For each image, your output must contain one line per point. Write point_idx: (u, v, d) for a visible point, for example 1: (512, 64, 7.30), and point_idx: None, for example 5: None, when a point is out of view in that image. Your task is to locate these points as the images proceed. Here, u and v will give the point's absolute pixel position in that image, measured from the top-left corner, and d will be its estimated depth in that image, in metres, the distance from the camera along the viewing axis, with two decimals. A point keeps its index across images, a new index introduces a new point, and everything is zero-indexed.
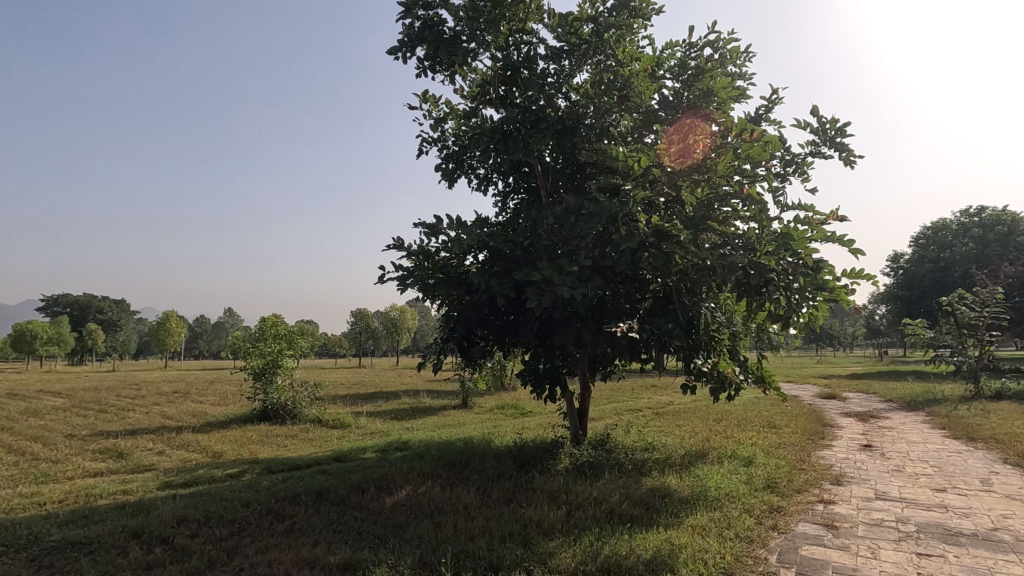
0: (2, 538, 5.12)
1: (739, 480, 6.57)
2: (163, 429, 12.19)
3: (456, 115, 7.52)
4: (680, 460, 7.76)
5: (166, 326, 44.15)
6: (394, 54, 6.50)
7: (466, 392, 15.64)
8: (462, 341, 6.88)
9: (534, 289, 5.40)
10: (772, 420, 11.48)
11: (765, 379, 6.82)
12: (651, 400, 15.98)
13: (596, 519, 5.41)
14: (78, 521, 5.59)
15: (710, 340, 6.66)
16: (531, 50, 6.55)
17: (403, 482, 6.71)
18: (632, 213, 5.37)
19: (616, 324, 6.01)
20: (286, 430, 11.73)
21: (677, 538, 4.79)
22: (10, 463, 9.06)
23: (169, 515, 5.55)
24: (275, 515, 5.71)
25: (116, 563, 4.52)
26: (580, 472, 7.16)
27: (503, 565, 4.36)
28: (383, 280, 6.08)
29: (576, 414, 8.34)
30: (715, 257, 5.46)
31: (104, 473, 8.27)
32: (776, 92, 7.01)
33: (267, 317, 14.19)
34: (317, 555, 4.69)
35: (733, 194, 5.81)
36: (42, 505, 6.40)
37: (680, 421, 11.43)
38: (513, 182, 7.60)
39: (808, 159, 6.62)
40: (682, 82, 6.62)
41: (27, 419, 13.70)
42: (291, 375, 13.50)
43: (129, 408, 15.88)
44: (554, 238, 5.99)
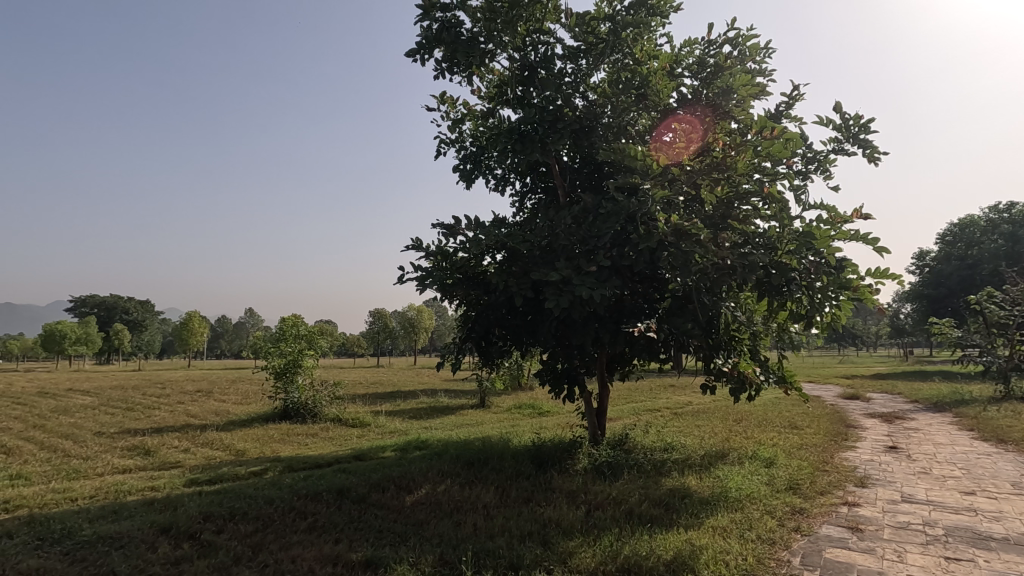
0: (37, 532, 5.29)
1: (761, 481, 6.50)
2: (188, 427, 12.46)
3: (473, 115, 7.55)
4: (700, 460, 7.71)
5: (189, 327, 44.99)
6: (412, 56, 6.56)
7: (484, 391, 15.75)
8: (480, 340, 6.94)
9: (552, 289, 5.40)
10: (793, 420, 11.34)
11: (786, 379, 6.69)
12: (670, 400, 15.85)
13: (615, 519, 5.40)
14: (109, 517, 5.75)
15: (730, 340, 6.63)
16: (549, 50, 6.54)
17: (422, 481, 6.77)
18: (651, 212, 5.36)
19: (634, 324, 6.00)
20: (307, 428, 11.92)
21: (698, 539, 4.76)
22: (42, 459, 9.33)
23: (195, 511, 5.68)
24: (297, 512, 5.81)
25: (146, 558, 4.65)
26: (599, 472, 7.15)
27: (524, 564, 4.39)
28: (402, 280, 6.14)
29: (594, 414, 8.32)
30: (735, 255, 5.46)
31: (132, 469, 8.48)
32: (797, 88, 6.92)
33: (287, 317, 14.43)
34: (339, 552, 4.76)
35: (753, 192, 5.75)
36: (74, 500, 6.60)
37: (699, 421, 11.35)
38: (530, 182, 7.61)
39: (831, 156, 6.52)
40: (701, 80, 6.58)
41: (59, 417, 14.13)
42: (311, 374, 13.71)
43: (154, 406, 16.22)
44: (572, 238, 6.00)
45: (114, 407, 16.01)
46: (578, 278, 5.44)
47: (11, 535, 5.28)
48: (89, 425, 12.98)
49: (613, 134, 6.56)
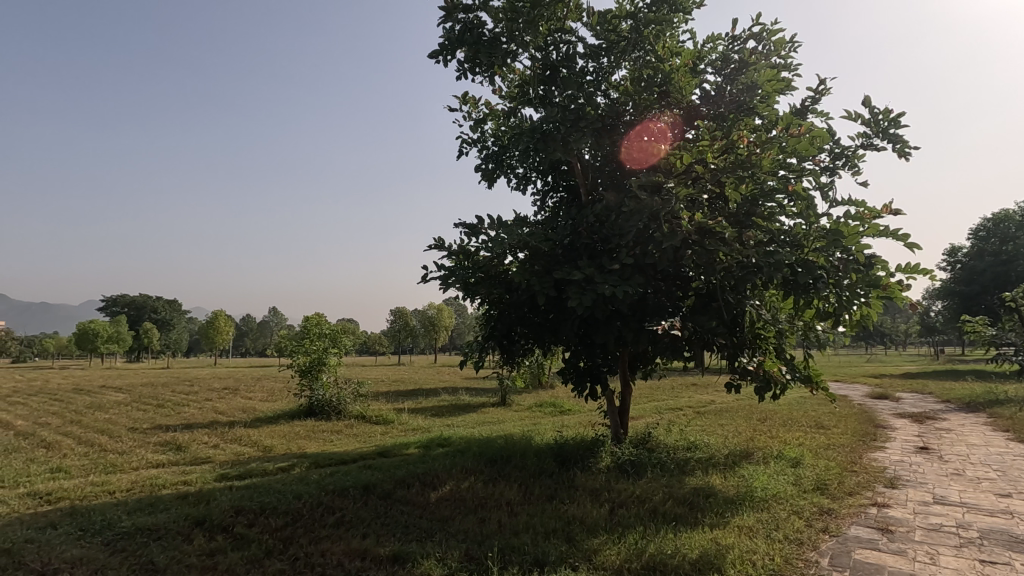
0: (79, 523, 5.50)
1: (787, 481, 6.43)
2: (217, 424, 12.77)
3: (495, 115, 7.59)
4: (724, 459, 7.64)
5: (216, 326, 46.07)
6: (435, 57, 6.63)
7: (505, 389, 15.81)
8: (502, 339, 7.01)
9: (575, 289, 5.41)
10: (820, 420, 11.15)
11: (813, 379, 6.55)
12: (692, 398, 15.72)
13: (640, 517, 5.41)
14: (146, 509, 5.95)
15: (755, 338, 6.56)
16: (570, 49, 6.56)
17: (446, 477, 6.86)
18: (675, 211, 5.35)
19: (658, 322, 5.90)
20: (331, 425, 12.12)
21: (724, 538, 4.74)
22: (80, 453, 9.66)
23: (227, 505, 5.84)
24: (325, 507, 5.93)
25: (183, 549, 4.81)
26: (622, 470, 7.15)
27: (548, 561, 4.43)
28: (425, 280, 6.22)
29: (616, 412, 8.29)
30: (760, 254, 5.36)
31: (165, 464, 8.74)
32: (823, 83, 6.83)
33: (311, 316, 14.71)
34: (367, 546, 4.86)
35: (780, 189, 5.63)
36: (112, 493, 6.84)
37: (723, 421, 11.21)
38: (551, 181, 7.63)
39: (859, 151, 6.41)
40: (724, 76, 6.53)
41: (94, 413, 14.61)
42: (335, 372, 13.94)
43: (185, 403, 16.67)
44: (595, 236, 6.24)
45: (147, 404, 16.49)
46: (601, 277, 5.46)
47: (54, 525, 5.50)
48: (123, 420, 13.38)
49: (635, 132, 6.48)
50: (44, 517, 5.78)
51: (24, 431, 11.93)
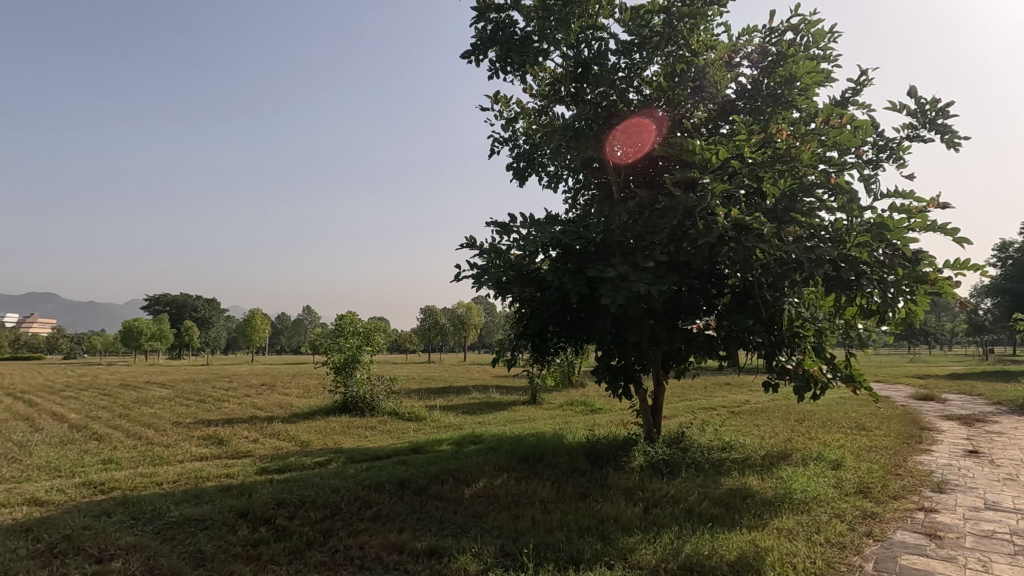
0: (131, 511, 5.76)
1: (828, 483, 6.27)
2: (256, 418, 13.18)
3: (526, 114, 7.60)
4: (761, 460, 7.49)
5: (253, 325, 47.39)
6: (467, 58, 6.67)
7: (536, 387, 15.88)
8: (535, 337, 7.04)
9: (608, 286, 5.40)
10: (861, 421, 10.82)
11: (855, 378, 6.36)
12: (725, 398, 15.48)
13: (675, 517, 5.36)
14: (192, 500, 6.19)
15: (794, 337, 6.40)
16: (602, 46, 6.50)
17: (479, 474, 6.93)
18: (710, 206, 5.28)
19: (692, 320, 5.82)
20: (365, 421, 12.35)
21: (763, 540, 4.66)
22: (130, 446, 10.11)
23: (269, 497, 6.03)
24: (362, 501, 6.06)
25: (228, 539, 4.99)
26: (655, 470, 7.07)
27: (584, 558, 4.43)
28: (457, 277, 6.31)
29: (648, 411, 8.22)
30: (801, 249, 5.24)
31: (208, 457, 9.07)
32: (865, 74, 6.63)
33: (346, 314, 15.07)
34: (404, 540, 4.95)
35: (820, 184, 5.48)
36: (160, 484, 7.13)
37: (758, 421, 11.00)
38: (583, 179, 7.65)
39: (905, 143, 6.20)
40: (761, 69, 6.47)
41: (140, 407, 15.25)
42: (369, 369, 14.19)
43: (225, 399, 17.24)
44: (627, 232, 6.06)
45: (189, 400, 17.12)
46: (634, 274, 5.43)
47: (108, 513, 5.78)
48: (168, 415, 13.93)
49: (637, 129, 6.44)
50: (99, 506, 6.08)
51: (78, 424, 12.52)
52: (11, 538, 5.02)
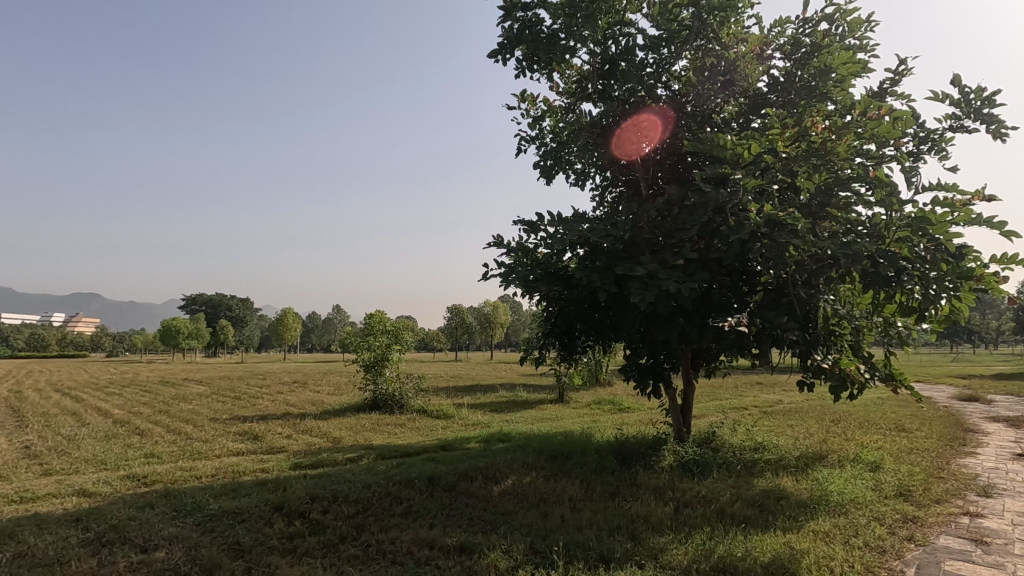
0: (172, 504, 5.98)
1: (866, 486, 6.10)
2: (289, 415, 13.50)
3: (554, 112, 7.59)
4: (796, 461, 7.32)
5: (285, 324, 48.48)
6: (495, 57, 6.70)
7: (563, 386, 15.85)
8: (563, 336, 7.02)
9: (637, 284, 5.35)
10: (900, 422, 10.49)
11: (894, 377, 6.16)
12: (757, 398, 15.19)
13: (706, 517, 5.28)
14: (230, 493, 6.38)
15: (830, 335, 6.24)
16: (630, 42, 6.44)
17: (508, 472, 6.95)
18: (742, 202, 5.17)
19: (724, 318, 5.72)
20: (395, 419, 12.52)
21: (798, 543, 4.56)
22: (170, 440, 10.48)
23: (303, 492, 6.17)
24: (393, 497, 6.15)
25: (265, 532, 5.13)
26: (685, 470, 6.98)
27: (614, 557, 4.42)
28: (485, 276, 6.35)
29: (678, 410, 8.12)
30: (837, 245, 5.10)
31: (244, 452, 9.33)
32: (904, 63, 6.43)
33: (375, 313, 15.31)
34: (435, 535, 5.01)
35: (857, 177, 5.33)
36: (199, 477, 7.37)
37: (792, 421, 10.77)
38: (611, 176, 7.60)
39: (947, 134, 5.98)
40: (794, 61, 6.32)
41: (179, 404, 15.78)
42: (397, 367, 14.37)
43: (259, 396, 17.70)
44: (656, 230, 5.96)
45: (225, 396, 17.63)
46: (664, 272, 5.37)
47: (152, 505, 6.01)
48: (206, 411, 14.36)
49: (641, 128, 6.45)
50: (143, 498, 6.32)
51: (121, 419, 13.02)
52: (63, 527, 5.26)
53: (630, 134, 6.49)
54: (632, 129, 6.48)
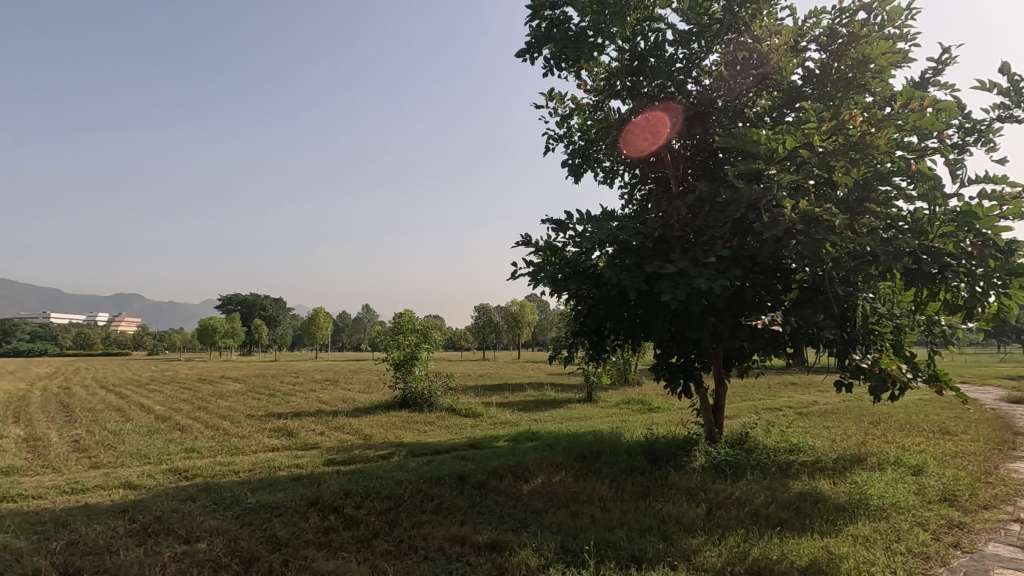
0: (212, 497, 6.18)
1: (908, 490, 5.90)
2: (321, 412, 13.79)
3: (581, 110, 7.55)
4: (833, 464, 7.13)
5: (317, 323, 49.42)
6: (522, 56, 6.73)
7: (591, 385, 15.77)
8: (592, 334, 6.99)
9: (668, 282, 5.29)
10: (945, 425, 10.11)
11: (939, 377, 5.95)
12: (791, 398, 14.85)
13: (740, 519, 5.19)
14: (267, 488, 6.55)
15: (869, 334, 6.07)
16: (659, 37, 6.37)
17: (537, 470, 6.96)
18: (776, 198, 5.04)
19: (757, 316, 5.61)
20: (425, 417, 12.66)
21: (837, 547, 4.45)
22: (209, 436, 10.82)
23: (336, 488, 6.30)
24: (425, 493, 6.22)
25: (301, 526, 5.26)
26: (718, 470, 6.87)
27: (646, 558, 4.38)
28: (514, 275, 6.39)
29: (710, 410, 8.00)
30: (878, 241, 4.94)
31: (279, 448, 9.57)
32: (948, 52, 6.20)
33: (404, 312, 15.51)
34: (466, 532, 5.06)
35: (898, 171, 5.17)
36: (237, 472, 7.60)
37: (829, 422, 10.48)
38: (640, 173, 7.54)
39: (995, 125, 5.74)
40: (830, 53, 6.15)
41: (217, 400, 16.27)
42: (427, 366, 14.52)
43: (292, 393, 18.12)
44: (687, 228, 5.89)
45: (260, 394, 18.10)
46: (695, 270, 5.29)
47: (193, 498, 6.22)
48: (242, 408, 14.79)
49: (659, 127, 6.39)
50: (185, 491, 6.54)
51: (163, 415, 13.51)
52: (111, 517, 5.49)
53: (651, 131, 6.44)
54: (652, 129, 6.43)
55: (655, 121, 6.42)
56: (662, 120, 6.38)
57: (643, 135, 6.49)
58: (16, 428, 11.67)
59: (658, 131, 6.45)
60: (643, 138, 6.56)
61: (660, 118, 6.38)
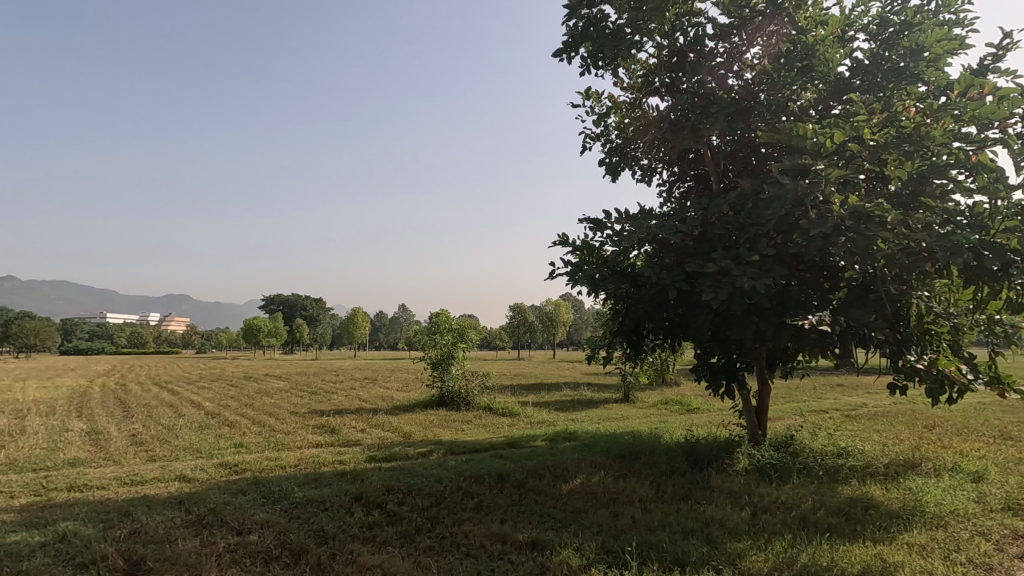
0: (261, 491, 6.41)
1: (967, 497, 5.63)
2: (362, 410, 14.10)
3: (618, 108, 7.49)
4: (884, 469, 6.86)
5: (355, 322, 50.41)
6: (558, 56, 6.73)
7: (628, 385, 15.63)
8: (631, 334, 6.92)
9: (709, 282, 5.20)
10: (1007, 430, 9.58)
11: (1001, 379, 5.65)
12: (838, 400, 14.33)
13: (787, 524, 5.06)
14: (312, 483, 6.76)
15: (924, 334, 5.82)
16: (699, 32, 6.28)
17: (576, 470, 6.95)
18: (824, 194, 4.86)
19: (803, 316, 5.45)
20: (462, 415, 12.81)
21: (891, 555, 4.29)
22: (256, 432, 11.21)
23: (379, 484, 6.44)
24: (464, 491, 6.30)
25: (346, 520, 5.41)
26: (762, 474, 6.71)
27: (690, 561, 4.32)
28: (552, 275, 6.42)
29: (753, 412, 7.81)
30: (934, 237, 4.73)
31: (323, 444, 9.85)
32: (1009, 36, 5.88)
33: (441, 311, 15.70)
34: (506, 531, 5.10)
35: (956, 164, 4.95)
36: (284, 467, 7.86)
37: (879, 426, 10.08)
38: (678, 171, 7.45)
39: None
40: (880, 42, 5.93)
41: (263, 397, 16.86)
42: (464, 365, 14.66)
43: (333, 391, 18.58)
44: (729, 226, 5.79)
45: (303, 391, 18.64)
46: (738, 269, 5.18)
47: (244, 491, 6.47)
48: (286, 405, 15.26)
49: (698, 126, 6.06)
50: (236, 485, 6.81)
51: (212, 412, 14.08)
52: (169, 508, 5.78)
53: (695, 129, 6.10)
54: (696, 128, 6.09)
55: (695, 120, 6.11)
56: (698, 123, 6.06)
57: (687, 131, 6.15)
58: (80, 422, 12.37)
59: (699, 129, 6.07)
60: (682, 136, 6.18)
61: (700, 116, 6.09)
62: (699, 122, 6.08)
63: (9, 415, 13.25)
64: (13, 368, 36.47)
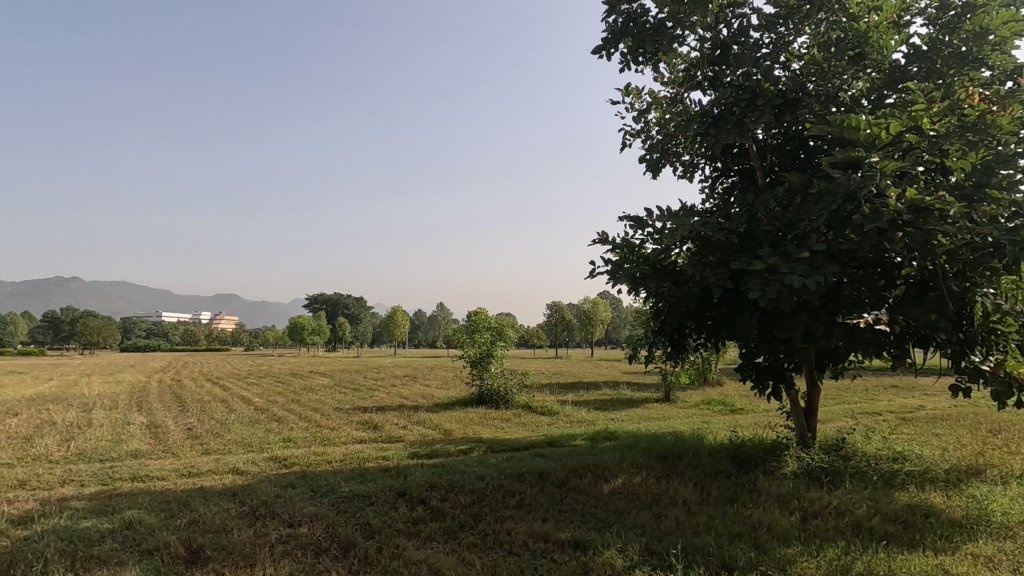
0: (310, 485, 6.63)
1: None
2: (403, 407, 14.36)
3: (659, 104, 7.38)
4: (946, 475, 6.52)
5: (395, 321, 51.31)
6: (598, 53, 6.68)
7: (669, 385, 15.37)
8: (672, 334, 6.80)
9: (756, 279, 5.06)
10: None
11: None
12: (893, 403, 13.68)
13: (840, 531, 4.89)
14: (358, 478, 6.94)
15: (989, 333, 5.50)
16: (743, 23, 6.13)
17: (618, 471, 6.89)
18: (879, 187, 4.65)
19: (856, 315, 5.24)
20: (501, 413, 12.88)
21: (954, 566, 4.09)
22: (303, 427, 11.58)
23: (422, 480, 6.56)
24: (506, 489, 6.34)
25: (392, 515, 5.53)
26: (812, 478, 6.48)
27: (738, 566, 4.22)
28: (593, 274, 6.36)
29: (801, 414, 7.54)
30: (1001, 231, 4.46)
31: (366, 440, 10.09)
32: None
33: (479, 310, 15.82)
34: (548, 530, 5.11)
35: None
36: (330, 462, 8.10)
37: (939, 430, 9.59)
38: (722, 166, 7.28)
39: None
40: (940, 27, 5.64)
41: (308, 394, 17.38)
42: (502, 363, 14.73)
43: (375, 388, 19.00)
44: (776, 222, 5.59)
45: (346, 388, 19.14)
46: (786, 266, 5.02)
47: (293, 485, 6.71)
48: (330, 401, 15.68)
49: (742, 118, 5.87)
50: (285, 478, 7.06)
51: (261, 407, 14.61)
52: (225, 500, 6.04)
53: (740, 121, 5.88)
54: (740, 120, 5.88)
55: (738, 113, 5.94)
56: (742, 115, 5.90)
57: (730, 124, 5.94)
58: (141, 416, 13.05)
59: (744, 121, 5.85)
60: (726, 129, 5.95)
61: (745, 108, 5.93)
62: (742, 117, 5.89)
63: (78, 408, 14.11)
64: (81, 364, 38.98)
